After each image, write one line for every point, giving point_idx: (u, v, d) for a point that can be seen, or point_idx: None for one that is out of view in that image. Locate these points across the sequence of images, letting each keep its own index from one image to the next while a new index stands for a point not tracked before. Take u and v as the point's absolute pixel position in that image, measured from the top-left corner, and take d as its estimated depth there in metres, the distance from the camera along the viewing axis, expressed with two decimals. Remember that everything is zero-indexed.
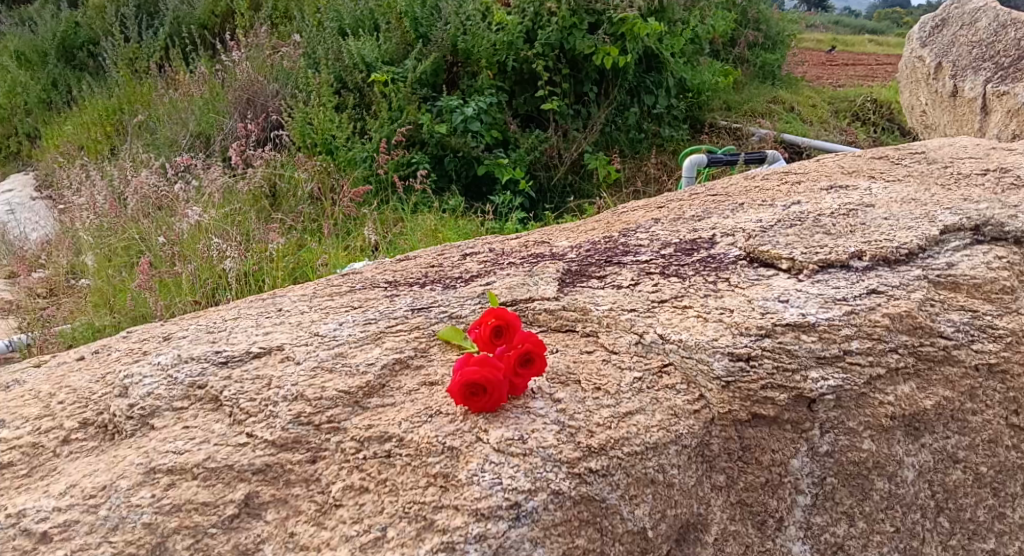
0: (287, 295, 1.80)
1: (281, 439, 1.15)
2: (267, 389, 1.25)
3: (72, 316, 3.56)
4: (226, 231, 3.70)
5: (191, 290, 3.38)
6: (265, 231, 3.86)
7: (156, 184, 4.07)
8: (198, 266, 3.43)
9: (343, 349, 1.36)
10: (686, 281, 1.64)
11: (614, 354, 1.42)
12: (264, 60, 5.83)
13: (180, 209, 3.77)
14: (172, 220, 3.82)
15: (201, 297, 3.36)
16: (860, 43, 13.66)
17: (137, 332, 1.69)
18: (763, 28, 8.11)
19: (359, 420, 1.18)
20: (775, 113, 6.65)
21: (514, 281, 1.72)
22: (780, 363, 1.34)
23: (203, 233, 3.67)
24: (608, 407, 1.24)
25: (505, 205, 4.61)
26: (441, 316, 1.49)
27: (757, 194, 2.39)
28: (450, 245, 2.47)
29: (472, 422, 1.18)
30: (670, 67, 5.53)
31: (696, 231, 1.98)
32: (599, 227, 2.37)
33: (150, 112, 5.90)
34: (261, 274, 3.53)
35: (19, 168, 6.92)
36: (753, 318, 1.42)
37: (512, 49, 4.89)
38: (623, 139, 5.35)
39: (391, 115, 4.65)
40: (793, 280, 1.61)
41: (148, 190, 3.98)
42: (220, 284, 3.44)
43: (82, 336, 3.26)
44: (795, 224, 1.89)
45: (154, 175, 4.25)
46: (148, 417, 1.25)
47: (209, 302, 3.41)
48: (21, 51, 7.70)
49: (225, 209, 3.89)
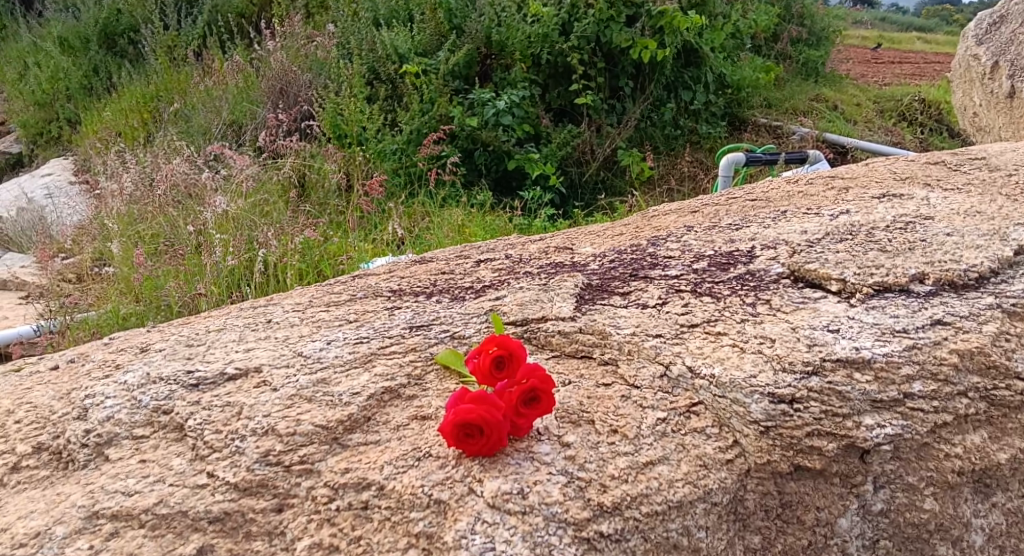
0: (281, 303, 1.65)
1: (245, 483, 1.00)
2: (236, 419, 1.10)
3: (100, 301, 3.48)
4: (254, 222, 3.60)
5: (213, 281, 3.24)
6: (293, 222, 3.73)
7: (186, 172, 3.97)
8: (225, 253, 3.30)
9: (325, 375, 1.19)
10: (721, 302, 1.46)
11: (634, 389, 1.24)
12: (299, 48, 5.70)
13: (207, 199, 3.66)
14: (198, 208, 3.72)
15: (224, 288, 3.23)
16: (908, 41, 13.11)
17: (120, 340, 1.55)
18: (808, 24, 7.77)
19: (338, 461, 1.03)
20: (819, 112, 6.37)
21: (527, 296, 1.55)
22: (828, 406, 1.15)
23: (230, 222, 3.55)
24: (625, 456, 1.08)
25: (534, 201, 4.44)
26: (442, 337, 1.33)
27: (801, 200, 2.19)
28: (468, 247, 2.31)
29: (465, 467, 1.02)
30: (709, 62, 5.29)
31: (733, 242, 1.80)
32: (628, 232, 2.19)
33: (184, 100, 5.83)
34: (287, 267, 3.37)
35: (59, 152, 6.93)
36: (798, 351, 1.23)
37: (548, 41, 4.73)
38: (658, 136, 5.12)
39: (423, 107, 4.52)
40: (844, 304, 1.41)
41: (178, 178, 3.90)
42: (245, 275, 3.31)
43: (108, 323, 3.17)
44: (846, 238, 1.69)
45: (184, 163, 4.15)
46: (104, 446, 1.11)
47: (232, 294, 3.28)
48: (64, 37, 7.71)
49: (253, 199, 3.77)
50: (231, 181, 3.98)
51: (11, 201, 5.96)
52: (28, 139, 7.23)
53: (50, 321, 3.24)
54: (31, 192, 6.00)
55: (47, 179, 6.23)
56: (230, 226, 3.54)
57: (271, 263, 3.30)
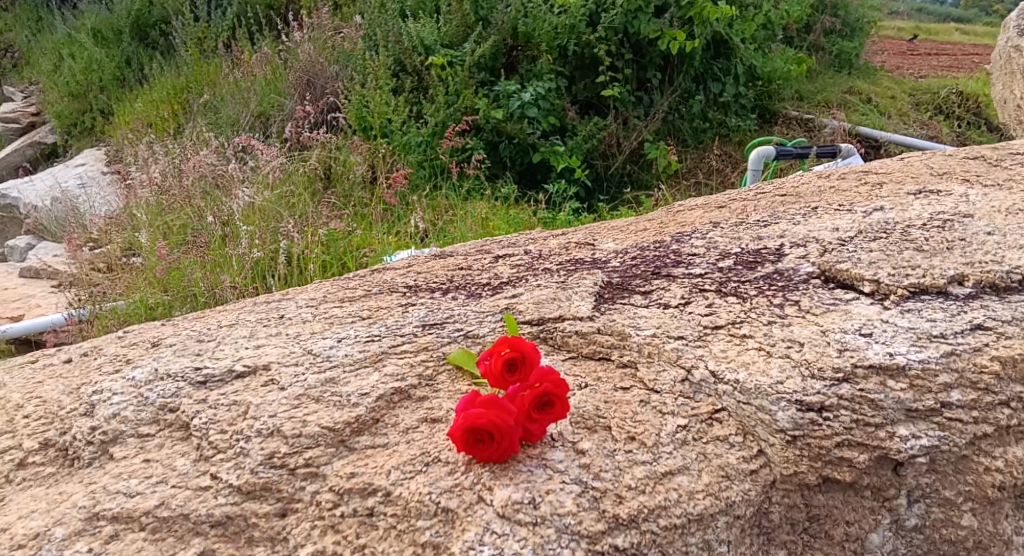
0: (294, 298, 1.63)
1: (248, 486, 0.97)
2: (242, 419, 1.07)
3: (125, 289, 3.44)
4: (280, 214, 3.59)
5: (240, 273, 3.24)
6: (319, 213, 3.72)
7: (212, 163, 3.97)
8: (250, 245, 3.30)
9: (334, 374, 1.16)
10: (747, 303, 1.40)
11: (654, 394, 1.19)
12: (327, 40, 5.67)
13: (233, 190, 3.65)
14: (224, 199, 3.72)
15: (250, 281, 3.22)
16: (946, 32, 12.76)
17: (134, 334, 1.53)
18: (843, 14, 7.56)
19: (344, 465, 1.00)
20: (852, 105, 6.21)
21: (544, 294, 1.50)
22: (860, 415, 1.09)
23: (257, 214, 3.55)
24: (643, 465, 1.03)
25: (559, 194, 4.39)
26: (455, 335, 1.29)
27: (833, 196, 2.11)
28: (489, 241, 2.27)
29: (474, 474, 0.98)
30: (739, 53, 5.17)
31: (761, 239, 1.74)
32: (652, 227, 2.13)
33: (213, 91, 5.85)
34: (311, 258, 3.34)
35: (92, 142, 7.01)
36: (828, 356, 1.17)
37: (575, 33, 4.65)
38: (686, 128, 5.04)
39: (448, 99, 4.50)
40: (877, 306, 1.34)
41: (205, 169, 3.90)
42: (271, 266, 3.30)
43: (137, 313, 3.15)
44: (879, 237, 1.61)
45: (212, 154, 4.16)
46: (110, 444, 1.09)
47: (257, 285, 3.27)
48: (98, 29, 7.80)
49: (279, 191, 3.76)
50: (258, 172, 3.97)
51: (46, 191, 6.04)
52: (62, 130, 7.31)
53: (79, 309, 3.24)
54: (65, 182, 6.09)
55: (80, 169, 6.32)
56: (256, 218, 3.53)
57: (295, 255, 3.28)
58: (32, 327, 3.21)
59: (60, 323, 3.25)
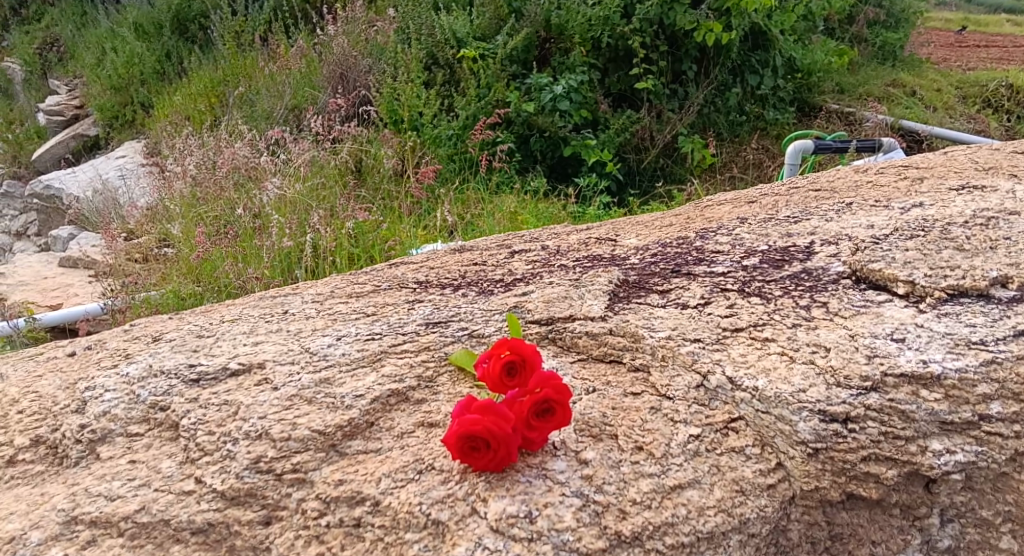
0: (301, 294, 1.59)
1: (231, 492, 0.94)
2: (231, 420, 1.03)
3: (158, 279, 3.43)
4: (310, 206, 3.52)
5: (266, 264, 3.22)
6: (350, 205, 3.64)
7: (245, 155, 3.97)
8: (280, 237, 3.28)
9: (330, 374, 1.12)
10: (771, 304, 1.32)
11: (666, 400, 1.12)
12: (360, 34, 5.56)
13: (265, 182, 3.63)
14: (255, 190, 3.70)
15: (278, 272, 3.21)
16: (997, 23, 12.28)
17: (139, 327, 1.51)
18: (887, 4, 7.30)
19: (332, 471, 0.95)
20: (896, 98, 5.99)
21: (556, 292, 1.44)
22: (889, 427, 1.01)
23: (288, 206, 3.50)
24: (650, 477, 0.97)
25: (589, 188, 4.31)
26: (459, 335, 1.23)
27: (870, 191, 2.00)
28: (510, 236, 2.20)
29: (469, 484, 0.92)
30: (778, 45, 5.00)
31: (790, 236, 1.65)
32: (677, 223, 2.05)
33: (249, 84, 5.87)
34: (339, 252, 3.29)
35: (132, 135, 7.11)
36: (856, 363, 1.09)
37: (609, 24, 4.56)
38: (722, 121, 4.90)
39: (479, 92, 4.45)
40: (912, 310, 1.25)
41: (239, 162, 3.90)
42: (300, 258, 3.27)
43: (170, 304, 3.15)
44: (917, 235, 1.51)
45: (245, 146, 4.16)
46: (97, 444, 1.06)
47: (285, 279, 3.24)
48: (140, 24, 7.94)
49: (311, 183, 3.68)
50: (291, 164, 3.95)
51: (87, 182, 6.15)
52: (104, 122, 7.41)
53: (112, 299, 3.26)
54: (105, 174, 6.20)
55: (121, 161, 6.43)
56: (287, 210, 3.48)
57: (321, 248, 3.22)
58: (67, 317, 3.22)
59: (95, 312, 3.27)
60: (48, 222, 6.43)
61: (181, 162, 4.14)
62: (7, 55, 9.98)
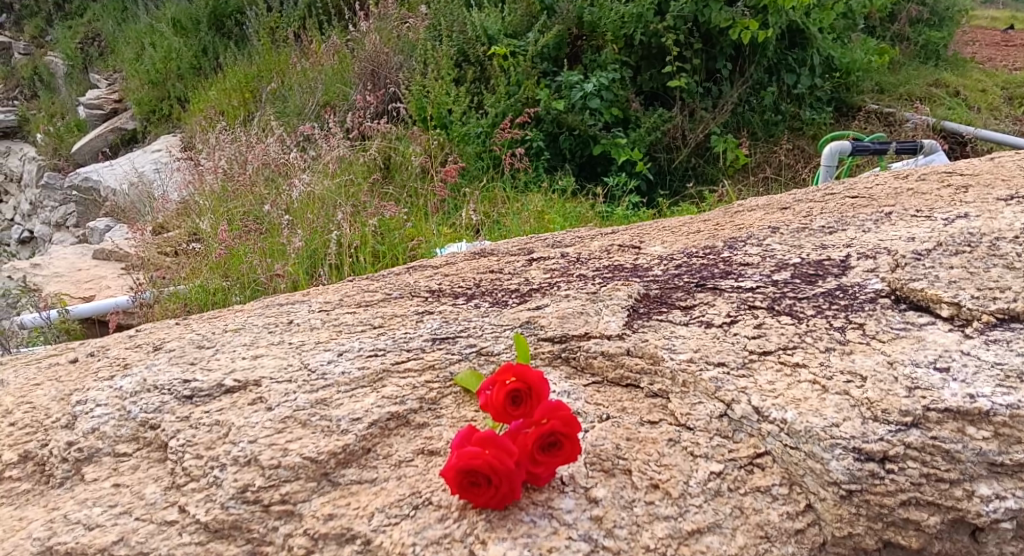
0: (309, 302, 1.53)
1: (216, 524, 0.89)
2: (221, 443, 0.99)
3: (185, 273, 3.40)
4: (337, 203, 3.46)
5: (292, 261, 3.15)
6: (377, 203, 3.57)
7: (274, 151, 3.94)
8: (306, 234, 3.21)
9: (328, 394, 1.06)
10: (803, 324, 1.22)
11: (686, 431, 1.04)
12: (392, 30, 5.47)
13: (294, 178, 3.59)
14: (283, 185, 3.66)
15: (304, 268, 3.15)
16: None
17: (144, 333, 1.47)
18: (931, 2, 7.04)
19: (323, 505, 0.90)
20: (938, 98, 5.77)
21: (572, 307, 1.36)
22: (932, 469, 0.92)
23: (317, 204, 3.42)
24: (666, 520, 0.90)
25: (619, 188, 4.21)
26: (467, 353, 1.16)
27: (911, 199, 1.89)
28: (532, 240, 2.13)
29: (468, 523, 0.85)
30: (816, 43, 4.83)
31: (825, 249, 1.55)
32: (706, 229, 1.95)
33: (282, 80, 5.86)
34: (365, 249, 3.22)
35: (167, 129, 7.16)
36: (895, 396, 0.99)
37: (642, 21, 4.42)
38: (757, 121, 4.75)
39: (509, 90, 4.39)
40: (957, 334, 1.15)
41: (269, 158, 3.87)
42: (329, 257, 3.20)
43: (199, 298, 3.12)
44: (963, 251, 1.40)
45: (276, 143, 4.12)
46: (83, 463, 1.04)
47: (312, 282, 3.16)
48: (178, 19, 8.00)
49: (340, 180, 3.61)
50: (319, 160, 3.89)
51: (123, 175, 6.22)
52: (141, 116, 7.48)
53: (145, 293, 3.23)
54: (141, 167, 6.26)
55: (156, 154, 6.48)
56: (316, 206, 3.41)
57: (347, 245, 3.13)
58: (97, 309, 3.21)
59: (128, 305, 3.25)
60: (85, 214, 6.52)
61: (212, 157, 4.13)
62: (50, 48, 10.12)
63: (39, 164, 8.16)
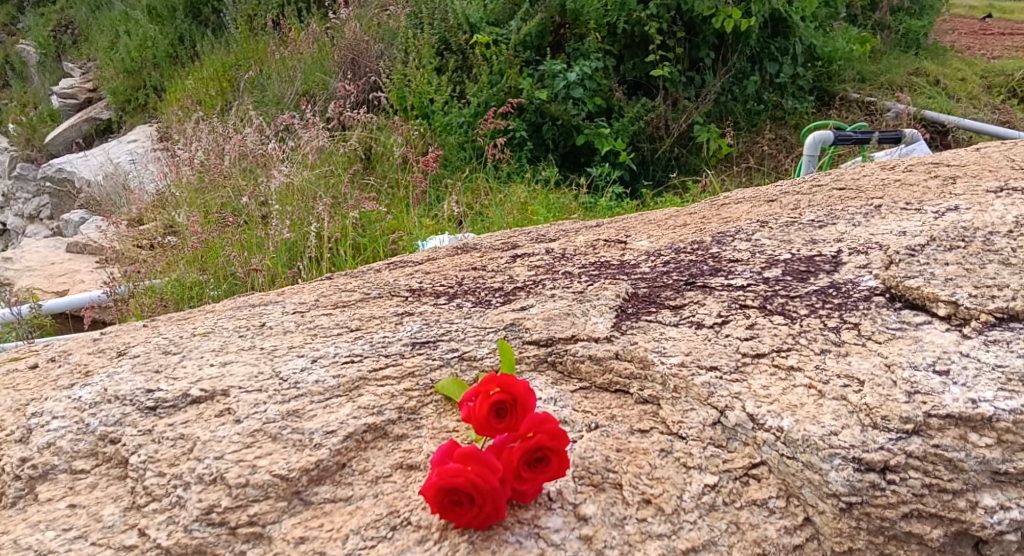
0: (283, 302, 1.47)
1: (179, 548, 0.84)
2: (185, 459, 0.93)
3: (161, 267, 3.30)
4: (317, 194, 3.37)
5: (270, 254, 3.06)
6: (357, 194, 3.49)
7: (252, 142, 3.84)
8: (284, 226, 3.12)
9: (299, 405, 1.00)
10: (796, 325, 1.18)
11: (678, 440, 0.99)
12: (372, 18, 5.37)
13: (272, 169, 3.47)
14: (260, 177, 3.57)
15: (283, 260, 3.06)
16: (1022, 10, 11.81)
17: (108, 337, 1.40)
18: None
19: (294, 526, 0.85)
20: (919, 87, 5.77)
21: (558, 308, 1.31)
22: (934, 479, 0.88)
23: (295, 195, 3.32)
24: (658, 539, 0.86)
25: (602, 178, 4.16)
26: (448, 358, 1.10)
27: (900, 191, 1.85)
28: (516, 233, 2.07)
29: (450, 545, 0.80)
30: (799, 32, 4.80)
31: (816, 244, 1.51)
32: (693, 223, 1.91)
33: (261, 69, 5.74)
34: (345, 242, 3.14)
35: (142, 119, 7.00)
36: (895, 402, 0.95)
37: (624, 10, 4.38)
38: (739, 110, 4.71)
39: (491, 79, 4.31)
40: (955, 335, 1.11)
41: (247, 149, 3.76)
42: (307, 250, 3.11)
43: (175, 293, 3.03)
44: (957, 246, 1.36)
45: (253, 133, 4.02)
46: (38, 481, 0.97)
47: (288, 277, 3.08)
48: (153, 6, 7.79)
49: (319, 171, 3.53)
50: (298, 151, 3.80)
51: (98, 166, 6.07)
52: (116, 106, 7.31)
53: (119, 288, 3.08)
54: (116, 158, 6.12)
55: (132, 145, 6.34)
56: (295, 197, 3.32)
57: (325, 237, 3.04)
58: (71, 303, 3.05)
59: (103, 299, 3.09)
60: (59, 206, 6.36)
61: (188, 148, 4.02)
62: (22, 36, 9.86)
63: (11, 155, 7.95)
